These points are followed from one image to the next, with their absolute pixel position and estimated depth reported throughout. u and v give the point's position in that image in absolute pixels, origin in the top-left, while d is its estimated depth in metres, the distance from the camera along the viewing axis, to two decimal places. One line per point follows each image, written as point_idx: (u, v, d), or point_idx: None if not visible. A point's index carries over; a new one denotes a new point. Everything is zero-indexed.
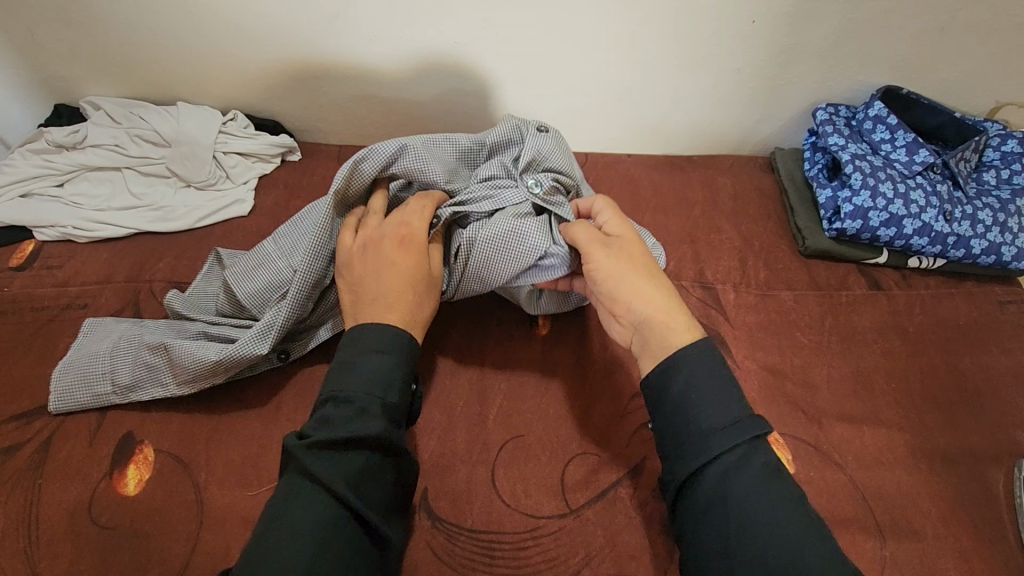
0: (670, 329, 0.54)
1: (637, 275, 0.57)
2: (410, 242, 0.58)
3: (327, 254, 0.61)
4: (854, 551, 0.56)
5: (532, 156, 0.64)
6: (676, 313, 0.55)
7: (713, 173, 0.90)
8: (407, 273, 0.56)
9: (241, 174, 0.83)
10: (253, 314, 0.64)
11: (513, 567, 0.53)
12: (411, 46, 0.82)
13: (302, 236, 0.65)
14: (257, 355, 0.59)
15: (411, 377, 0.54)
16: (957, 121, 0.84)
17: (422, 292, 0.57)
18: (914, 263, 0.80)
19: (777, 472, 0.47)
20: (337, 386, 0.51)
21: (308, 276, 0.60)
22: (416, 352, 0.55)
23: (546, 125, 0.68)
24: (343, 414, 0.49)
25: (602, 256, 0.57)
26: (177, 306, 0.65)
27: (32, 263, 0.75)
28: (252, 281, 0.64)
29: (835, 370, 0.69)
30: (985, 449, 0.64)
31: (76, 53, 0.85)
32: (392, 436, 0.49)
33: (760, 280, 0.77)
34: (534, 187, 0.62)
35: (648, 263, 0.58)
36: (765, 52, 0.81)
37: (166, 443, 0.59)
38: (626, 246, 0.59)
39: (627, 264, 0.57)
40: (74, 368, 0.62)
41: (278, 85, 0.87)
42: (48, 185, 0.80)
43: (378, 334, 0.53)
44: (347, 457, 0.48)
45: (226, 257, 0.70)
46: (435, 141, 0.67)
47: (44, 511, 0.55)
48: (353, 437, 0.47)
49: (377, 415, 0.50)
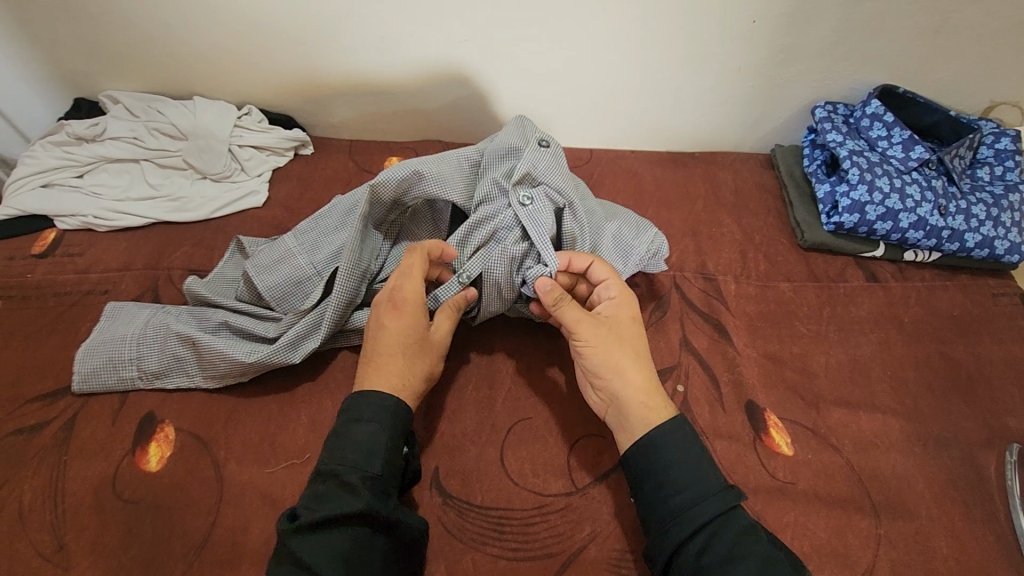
0: (647, 409, 0.55)
1: (625, 356, 0.57)
2: (402, 307, 0.58)
3: (358, 270, 0.64)
4: (849, 529, 0.58)
5: (530, 169, 0.64)
6: (657, 397, 0.56)
7: (714, 169, 0.93)
8: (396, 339, 0.57)
9: (255, 167, 0.86)
10: (274, 308, 0.66)
11: (522, 542, 0.55)
12: (421, 43, 0.84)
13: (327, 236, 0.68)
14: (290, 362, 0.63)
15: (399, 442, 0.54)
16: (952, 120, 0.86)
17: (414, 357, 0.57)
18: (910, 257, 0.82)
19: (753, 531, 0.49)
20: (324, 461, 0.52)
21: (343, 292, 0.63)
22: (404, 414, 0.54)
23: (547, 139, 0.70)
24: (329, 494, 0.50)
25: (590, 333, 0.58)
26: (197, 289, 0.67)
27: (54, 251, 0.77)
28: (274, 275, 0.66)
29: (832, 358, 0.71)
30: (979, 435, 0.66)
31: (95, 50, 0.87)
32: (375, 508, 0.49)
33: (760, 272, 0.79)
34: (525, 205, 0.63)
35: (637, 342, 0.59)
36: (764, 52, 0.83)
37: (186, 422, 0.62)
38: (617, 325, 0.60)
39: (615, 343, 0.58)
40: (98, 352, 0.64)
41: (291, 82, 0.90)
42: (68, 176, 0.82)
43: (362, 403, 0.54)
44: (333, 534, 0.48)
45: (248, 246, 0.73)
46: (444, 156, 0.68)
47: (70, 485, 0.57)
48: (333, 516, 0.47)
49: (360, 489, 0.50)
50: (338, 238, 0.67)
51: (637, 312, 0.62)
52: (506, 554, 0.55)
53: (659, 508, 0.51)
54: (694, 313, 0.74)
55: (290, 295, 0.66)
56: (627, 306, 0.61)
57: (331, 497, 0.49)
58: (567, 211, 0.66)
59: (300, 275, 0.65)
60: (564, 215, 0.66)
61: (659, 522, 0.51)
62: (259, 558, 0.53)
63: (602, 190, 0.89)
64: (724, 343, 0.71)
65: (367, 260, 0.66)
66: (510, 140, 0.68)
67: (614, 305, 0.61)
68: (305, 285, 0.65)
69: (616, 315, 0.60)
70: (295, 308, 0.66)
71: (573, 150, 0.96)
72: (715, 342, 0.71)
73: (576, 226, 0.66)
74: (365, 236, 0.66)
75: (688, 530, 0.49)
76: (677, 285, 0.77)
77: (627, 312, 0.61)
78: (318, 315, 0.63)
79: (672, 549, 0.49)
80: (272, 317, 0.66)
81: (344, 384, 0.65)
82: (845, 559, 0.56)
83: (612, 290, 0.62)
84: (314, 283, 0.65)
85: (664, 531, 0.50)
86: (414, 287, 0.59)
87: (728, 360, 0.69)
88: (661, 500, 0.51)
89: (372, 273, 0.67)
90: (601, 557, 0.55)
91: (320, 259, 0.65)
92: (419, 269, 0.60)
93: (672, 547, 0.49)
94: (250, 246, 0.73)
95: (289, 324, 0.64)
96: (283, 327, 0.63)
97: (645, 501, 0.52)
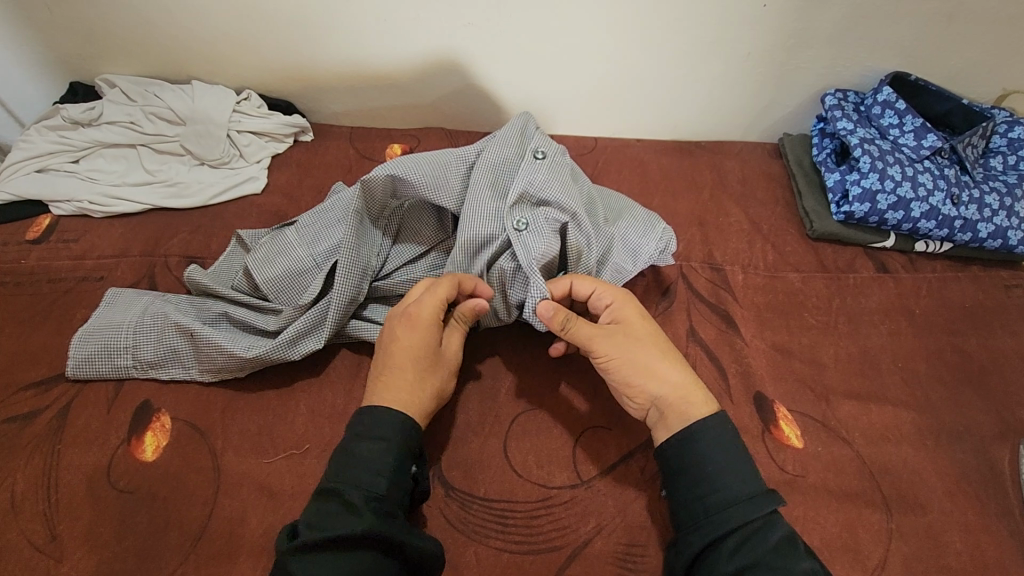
0: (688, 402, 0.54)
1: (646, 357, 0.56)
2: (415, 324, 0.57)
3: (358, 271, 0.63)
4: (860, 523, 0.57)
5: (525, 187, 0.63)
6: (691, 386, 0.55)
7: (721, 158, 0.91)
8: (411, 355, 0.56)
9: (254, 153, 0.84)
10: (273, 300, 0.65)
11: (526, 534, 0.54)
12: (424, 28, 0.82)
13: (326, 228, 0.66)
14: (289, 360, 0.61)
15: (405, 462, 0.52)
16: (964, 108, 0.84)
17: (422, 373, 0.56)
18: (921, 247, 0.80)
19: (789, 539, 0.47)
20: (331, 480, 0.50)
21: (344, 295, 0.62)
22: (410, 431, 0.53)
23: (543, 148, 0.67)
24: (333, 513, 0.48)
25: (608, 344, 0.56)
26: (199, 279, 0.66)
27: (49, 237, 0.76)
28: (272, 267, 0.64)
29: (842, 350, 0.70)
30: (992, 428, 0.65)
31: (91, 33, 0.85)
32: (381, 530, 0.47)
33: (768, 262, 0.78)
34: (519, 226, 0.61)
35: (655, 340, 0.58)
36: (774, 37, 0.81)
37: (183, 412, 0.60)
38: (628, 326, 0.58)
39: (633, 346, 0.56)
40: (93, 339, 0.63)
41: (291, 67, 0.88)
42: (64, 161, 0.81)
43: (375, 421, 0.52)
44: (339, 558, 0.46)
45: (248, 239, 0.71)
46: (439, 158, 0.67)
47: (64, 474, 0.56)
48: (337, 536, 0.46)
49: (362, 510, 0.48)
50: (336, 232, 0.65)
51: (639, 307, 0.60)
52: (510, 548, 0.53)
53: (685, 505, 0.51)
54: (702, 303, 0.72)
55: (289, 287, 0.64)
56: (632, 304, 0.60)
57: (337, 517, 0.48)
58: (571, 225, 0.63)
59: (299, 268, 0.64)
60: (568, 228, 0.63)
61: (683, 525, 0.50)
62: (256, 550, 0.52)
63: (607, 178, 0.87)
64: (731, 334, 0.70)
65: (367, 255, 0.64)
66: (505, 152, 0.67)
67: (617, 306, 0.59)
68: (304, 278, 0.64)
69: (624, 318, 0.59)
70: (294, 301, 0.64)
71: (577, 139, 0.95)
72: (722, 333, 0.70)
73: (582, 237, 0.64)
74: (363, 233, 0.65)
75: (718, 532, 0.48)
76: (683, 275, 0.75)
77: (632, 311, 0.59)
78: (321, 312, 0.62)
79: (692, 553, 0.48)
80: (271, 311, 0.65)
81: (344, 373, 0.64)
82: (856, 554, 0.55)
83: (609, 292, 0.60)
84: (314, 275, 0.63)
85: (687, 532, 0.49)
86: (431, 303, 0.57)
87: (736, 351, 0.68)
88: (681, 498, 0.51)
89: (375, 270, 0.66)
90: (607, 550, 0.53)
91: (320, 252, 0.64)
92: (444, 291, 0.58)
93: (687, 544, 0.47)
94: (249, 240, 0.71)
95: (288, 323, 0.62)
96: (285, 322, 0.62)
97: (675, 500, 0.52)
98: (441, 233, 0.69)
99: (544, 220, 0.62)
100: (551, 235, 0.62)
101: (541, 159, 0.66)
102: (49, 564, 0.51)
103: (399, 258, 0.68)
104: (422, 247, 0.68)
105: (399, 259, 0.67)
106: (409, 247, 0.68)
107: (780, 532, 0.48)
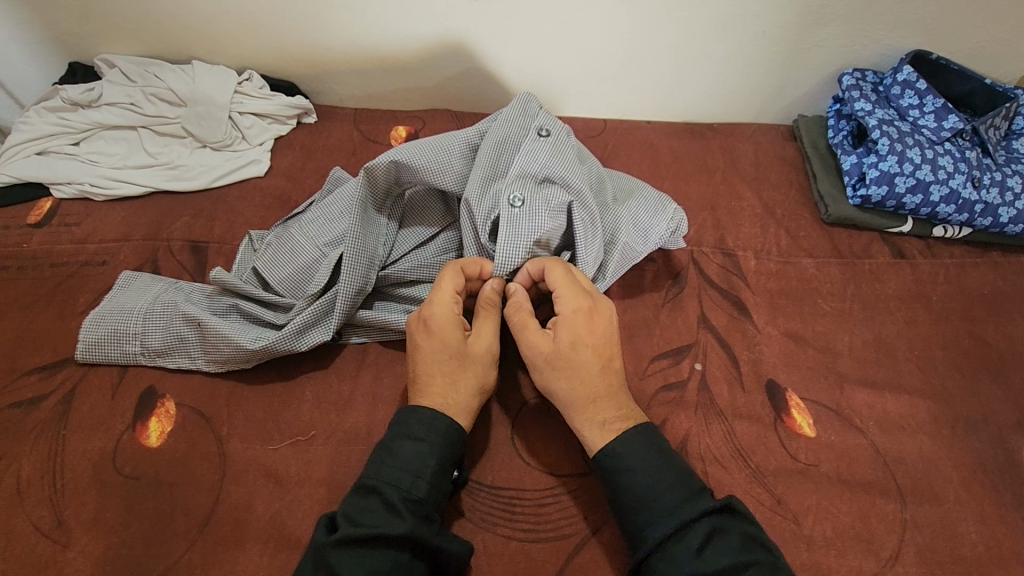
0: (588, 430, 0.53)
1: (551, 383, 0.54)
2: (432, 327, 0.56)
3: (364, 260, 0.61)
4: (874, 513, 0.56)
5: (526, 166, 0.62)
6: (589, 423, 0.53)
7: (734, 139, 0.89)
8: (436, 359, 0.55)
9: (257, 135, 0.83)
10: (282, 295, 0.64)
11: (535, 523, 0.53)
12: (432, 10, 0.80)
13: (332, 220, 0.65)
14: (295, 350, 0.60)
15: (446, 465, 0.51)
16: (987, 88, 0.82)
17: (454, 377, 0.54)
18: (939, 232, 0.78)
19: (756, 542, 0.47)
20: (368, 475, 0.50)
21: (352, 284, 0.60)
22: (454, 437, 0.52)
23: (548, 127, 0.66)
24: (372, 511, 0.48)
25: (530, 356, 0.55)
26: (225, 278, 0.63)
27: (50, 221, 0.75)
28: (282, 265, 0.64)
29: (856, 337, 0.68)
30: (1010, 418, 0.63)
31: (88, 11, 0.83)
32: (420, 533, 0.47)
33: (782, 247, 0.76)
34: (513, 204, 0.60)
35: (585, 375, 0.54)
36: (791, 13, 0.79)
37: (189, 398, 0.60)
38: (559, 349, 0.55)
39: (549, 368, 0.55)
40: (103, 323, 0.62)
41: (294, 46, 0.86)
42: (64, 143, 0.80)
43: (399, 420, 0.53)
44: (375, 556, 0.45)
45: (258, 239, 0.70)
46: (442, 138, 0.65)
47: (68, 460, 0.56)
48: (377, 534, 0.46)
49: (404, 511, 0.48)
50: (342, 222, 0.64)
51: (585, 330, 0.55)
52: (518, 536, 0.53)
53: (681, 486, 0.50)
54: (713, 290, 0.71)
55: (298, 281, 0.63)
56: (581, 326, 0.55)
57: (373, 513, 0.48)
58: (576, 204, 0.61)
59: (306, 259, 0.63)
60: (574, 208, 0.61)
61: (660, 508, 0.48)
62: (262, 536, 0.52)
63: (617, 161, 0.85)
64: (743, 320, 0.68)
65: (373, 245, 0.63)
66: (507, 131, 0.66)
67: (559, 325, 0.55)
68: (312, 269, 0.63)
69: (567, 340, 0.55)
70: (302, 293, 0.63)
71: (586, 120, 0.92)
72: (735, 320, 0.68)
73: (589, 215, 0.62)
74: (369, 221, 0.64)
75: (708, 506, 0.48)
76: (694, 260, 0.74)
77: (570, 332, 0.55)
78: (328, 303, 0.61)
79: (687, 519, 0.47)
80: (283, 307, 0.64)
81: (351, 360, 0.63)
82: (869, 544, 0.54)
83: (562, 306, 0.56)
84: (320, 266, 0.62)
85: (666, 514, 0.48)
86: (444, 303, 0.56)
87: (748, 338, 0.67)
88: (662, 475, 0.50)
89: (382, 258, 0.64)
90: (615, 540, 0.52)
91: (325, 244, 0.63)
92: (450, 289, 0.57)
93: (668, 528, 0.47)
94: (259, 241, 0.70)
95: (296, 315, 0.60)
96: (291, 314, 0.61)
97: (650, 479, 0.50)
98: (448, 216, 0.68)
99: (545, 200, 0.60)
100: (552, 214, 0.59)
101: (545, 137, 0.65)
102: (55, 551, 0.51)
103: (406, 245, 0.67)
104: (431, 231, 0.68)
105: (406, 245, 0.67)
106: (417, 232, 0.68)
107: (751, 535, 0.48)
